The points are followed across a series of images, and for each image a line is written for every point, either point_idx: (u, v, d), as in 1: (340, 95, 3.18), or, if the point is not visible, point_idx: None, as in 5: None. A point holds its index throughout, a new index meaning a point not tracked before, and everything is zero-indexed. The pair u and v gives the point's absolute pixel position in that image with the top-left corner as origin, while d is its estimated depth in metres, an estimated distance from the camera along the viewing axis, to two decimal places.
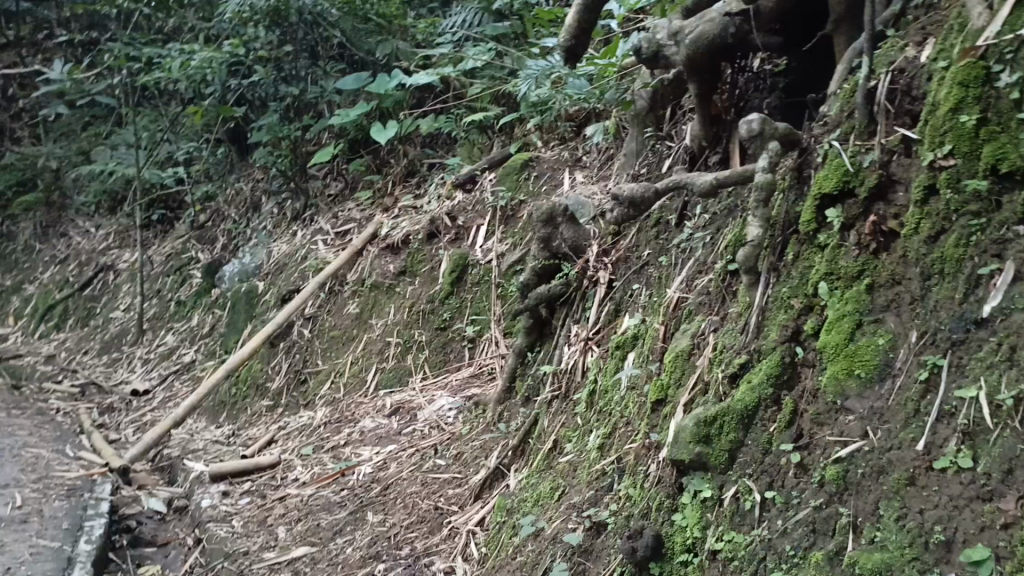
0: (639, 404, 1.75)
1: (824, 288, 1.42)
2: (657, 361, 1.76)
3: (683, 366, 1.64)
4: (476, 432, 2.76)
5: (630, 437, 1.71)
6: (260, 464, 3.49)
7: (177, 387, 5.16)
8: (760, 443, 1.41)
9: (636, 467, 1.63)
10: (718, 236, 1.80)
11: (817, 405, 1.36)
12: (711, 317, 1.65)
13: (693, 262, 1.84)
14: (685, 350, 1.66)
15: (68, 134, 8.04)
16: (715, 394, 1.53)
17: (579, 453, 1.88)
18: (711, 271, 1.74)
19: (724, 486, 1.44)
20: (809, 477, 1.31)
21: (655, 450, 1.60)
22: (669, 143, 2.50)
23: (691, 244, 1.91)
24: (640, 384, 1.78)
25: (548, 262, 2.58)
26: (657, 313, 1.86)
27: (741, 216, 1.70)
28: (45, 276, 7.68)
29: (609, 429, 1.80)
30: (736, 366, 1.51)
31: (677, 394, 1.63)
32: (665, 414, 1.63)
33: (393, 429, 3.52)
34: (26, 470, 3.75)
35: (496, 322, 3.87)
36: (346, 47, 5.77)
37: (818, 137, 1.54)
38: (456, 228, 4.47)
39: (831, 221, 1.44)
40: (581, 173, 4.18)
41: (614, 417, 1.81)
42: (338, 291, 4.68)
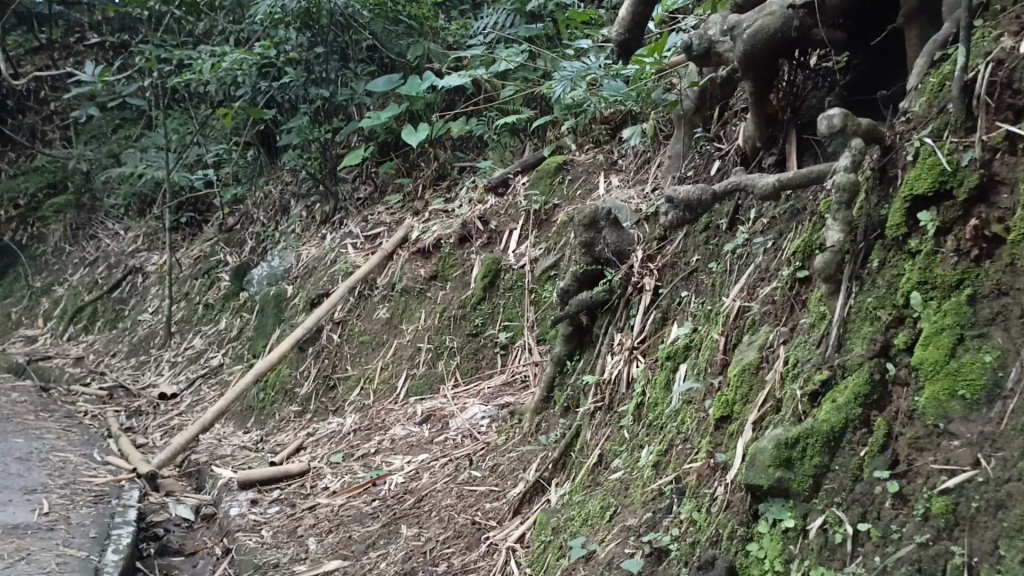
0: (699, 419, 1.65)
1: (917, 297, 1.30)
2: (718, 374, 1.66)
3: (750, 381, 1.54)
4: (514, 444, 2.67)
5: (689, 457, 1.61)
6: (288, 472, 3.44)
7: (204, 390, 5.13)
8: (850, 468, 1.28)
9: (699, 489, 1.53)
10: (781, 241, 1.70)
11: (914, 428, 1.23)
12: (779, 327, 1.55)
13: (754, 268, 1.74)
14: (753, 363, 1.56)
15: (98, 137, 8.09)
16: (792, 413, 1.41)
17: (630, 470, 1.79)
18: (776, 279, 1.64)
19: (808, 515, 1.30)
20: (910, 509, 1.18)
21: (721, 472, 1.50)
22: (718, 144, 2.41)
23: (750, 250, 1.81)
24: (698, 400, 1.68)
25: (592, 267, 2.48)
26: (715, 323, 1.76)
27: (810, 219, 1.62)
28: (74, 278, 7.72)
29: (664, 446, 1.71)
30: (816, 383, 1.38)
31: (745, 411, 1.53)
32: (732, 432, 1.53)
33: (424, 437, 3.44)
34: (53, 474, 3.70)
35: (529, 329, 3.82)
36: (377, 50, 5.73)
37: (903, 134, 1.44)
38: (488, 232, 4.41)
39: (923, 225, 1.33)
40: (616, 176, 4.10)
41: (670, 434, 1.72)
42: (368, 295, 4.62)
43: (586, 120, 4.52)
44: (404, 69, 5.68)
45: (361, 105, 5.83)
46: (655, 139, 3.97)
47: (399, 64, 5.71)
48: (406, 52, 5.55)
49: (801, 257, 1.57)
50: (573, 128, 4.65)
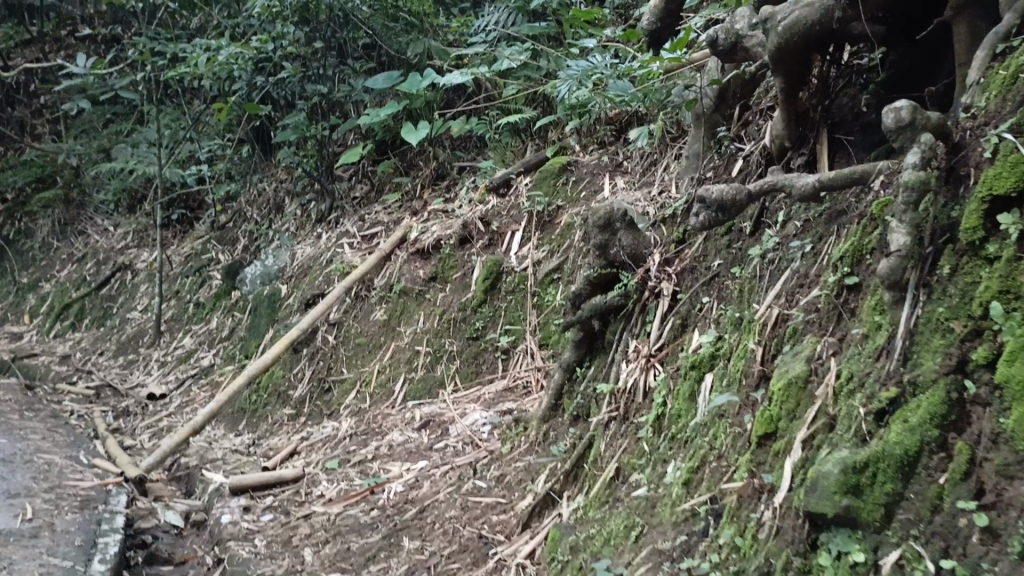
0: (735, 435, 1.55)
1: (997, 308, 1.17)
2: (756, 386, 1.56)
3: (798, 396, 1.43)
4: (519, 453, 2.58)
5: (726, 476, 1.50)
6: (282, 477, 3.33)
7: (194, 391, 5.00)
8: (927, 498, 1.15)
9: (738, 511, 1.41)
10: (822, 246, 1.60)
11: (1002, 453, 1.09)
12: (828, 338, 1.45)
13: (792, 273, 1.64)
14: (800, 376, 1.45)
15: (88, 131, 7.95)
16: (854, 435, 1.28)
17: (657, 488, 1.68)
18: (820, 285, 1.54)
19: (880, 548, 1.16)
20: (1003, 546, 1.03)
21: (767, 494, 1.38)
22: (740, 144, 2.31)
23: (786, 254, 1.71)
24: (734, 414, 1.58)
25: (606, 272, 2.38)
26: (751, 331, 1.66)
27: (862, 220, 1.51)
28: (62, 274, 7.57)
29: (696, 463, 1.60)
30: (882, 402, 1.26)
31: (792, 428, 1.41)
32: (776, 451, 1.42)
33: (423, 445, 3.33)
34: (37, 477, 3.56)
35: (532, 333, 3.73)
36: (376, 47, 5.63)
37: (974, 130, 1.34)
38: (490, 233, 4.30)
39: (1003, 228, 1.21)
40: (622, 178, 4.03)
41: (701, 450, 1.61)
42: (365, 296, 4.50)
43: (591, 120, 4.45)
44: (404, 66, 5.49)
45: (359, 102, 5.72)
46: (662, 141, 3.92)
47: (399, 61, 5.53)
48: (407, 49, 5.41)
49: (849, 263, 1.48)
50: (577, 129, 4.57)
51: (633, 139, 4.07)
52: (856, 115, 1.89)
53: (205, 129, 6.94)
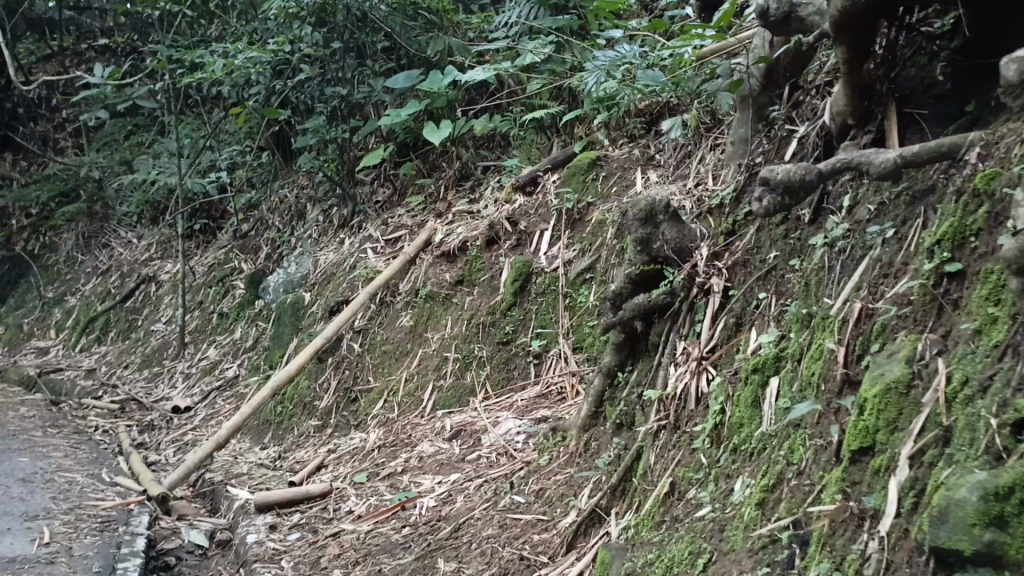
0: (818, 448, 1.37)
1: None
2: (841, 392, 1.38)
3: (899, 404, 1.24)
4: (557, 466, 2.41)
5: (812, 497, 1.33)
6: (310, 493, 3.20)
7: (219, 404, 4.89)
8: None
9: (831, 540, 1.23)
10: (910, 232, 1.43)
11: None
12: (930, 336, 1.27)
13: (875, 262, 1.47)
14: (901, 381, 1.26)
15: (109, 143, 7.91)
16: (984, 452, 1.08)
17: (726, 509, 1.51)
18: (912, 275, 1.37)
19: None
20: None
21: (870, 521, 1.20)
22: (792, 126, 2.14)
23: (864, 241, 1.54)
24: (816, 425, 1.40)
25: (649, 268, 2.19)
26: (828, 330, 1.48)
27: (963, 200, 1.33)
28: (86, 287, 7.52)
29: (771, 481, 1.42)
30: (1019, 411, 1.06)
31: (893, 442, 1.23)
32: (874, 469, 1.24)
33: (455, 456, 3.18)
34: (57, 498, 3.45)
35: (565, 336, 3.57)
36: (395, 47, 5.49)
37: None
38: (517, 233, 4.14)
39: None
40: (655, 172, 3.89)
41: (776, 466, 1.43)
42: (390, 301, 4.36)
43: (620, 113, 4.29)
44: (424, 65, 5.38)
45: (379, 104, 5.59)
46: (697, 132, 3.82)
47: (419, 60, 5.40)
48: (427, 47, 5.26)
49: (949, 247, 1.31)
50: (605, 122, 4.40)
51: (666, 131, 3.94)
52: (928, 85, 1.72)
53: (224, 136, 6.86)
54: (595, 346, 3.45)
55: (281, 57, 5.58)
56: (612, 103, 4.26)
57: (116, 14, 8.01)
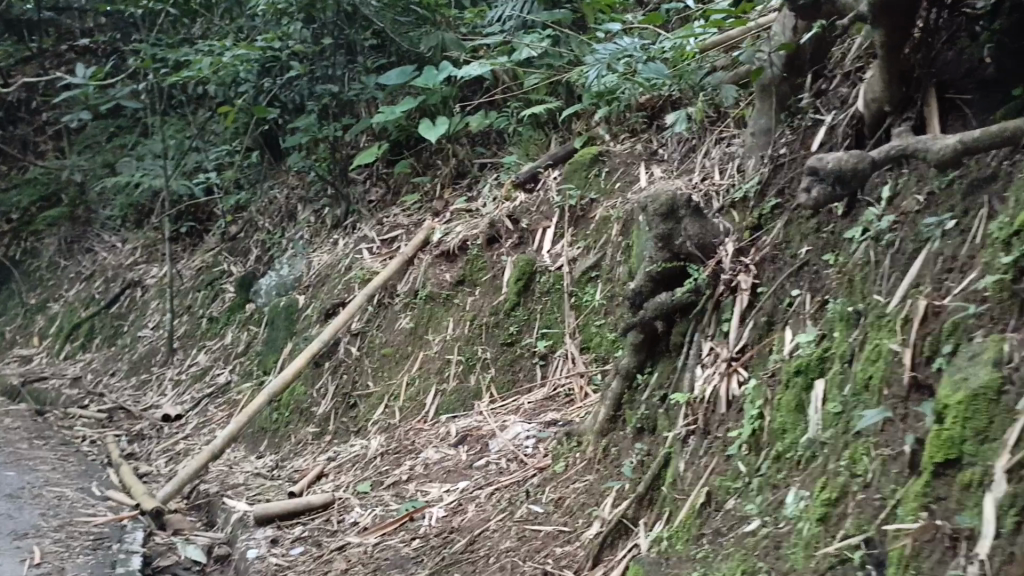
0: (886, 460, 1.29)
1: None
2: (910, 396, 1.30)
3: (991, 414, 1.14)
4: (574, 474, 2.33)
5: (886, 512, 1.24)
6: (311, 504, 3.10)
7: (211, 411, 4.76)
8: None
9: (917, 563, 1.14)
10: (977, 227, 1.38)
11: None
12: (1016, 335, 1.19)
13: (938, 257, 1.41)
14: (990, 388, 1.16)
15: (91, 145, 7.74)
16: None
17: (780, 525, 1.42)
18: (987, 270, 1.30)
19: None
20: None
21: (965, 543, 1.10)
22: (817, 115, 2.05)
23: (921, 235, 1.48)
24: (886, 435, 1.31)
25: (670, 266, 2.09)
26: (890, 331, 1.40)
27: None
28: (70, 293, 7.34)
29: (835, 495, 1.34)
30: None
31: (984, 454, 1.13)
32: (964, 485, 1.14)
33: (462, 463, 3.08)
34: (47, 514, 3.32)
35: (571, 336, 3.49)
36: (387, 43, 5.38)
37: None
38: (519, 232, 4.04)
39: None
40: (660, 167, 3.82)
41: (839, 478, 1.35)
42: (388, 303, 4.25)
43: (620, 108, 4.21)
44: (417, 62, 5.27)
45: (371, 102, 5.48)
46: (701, 126, 3.76)
47: (411, 56, 5.29)
48: (420, 43, 5.16)
49: None
50: (606, 117, 4.31)
51: (669, 125, 3.87)
52: (971, 68, 1.65)
53: (211, 137, 6.72)
54: (604, 347, 3.36)
55: (270, 54, 5.45)
56: (613, 97, 4.19)
57: (97, 15, 7.86)
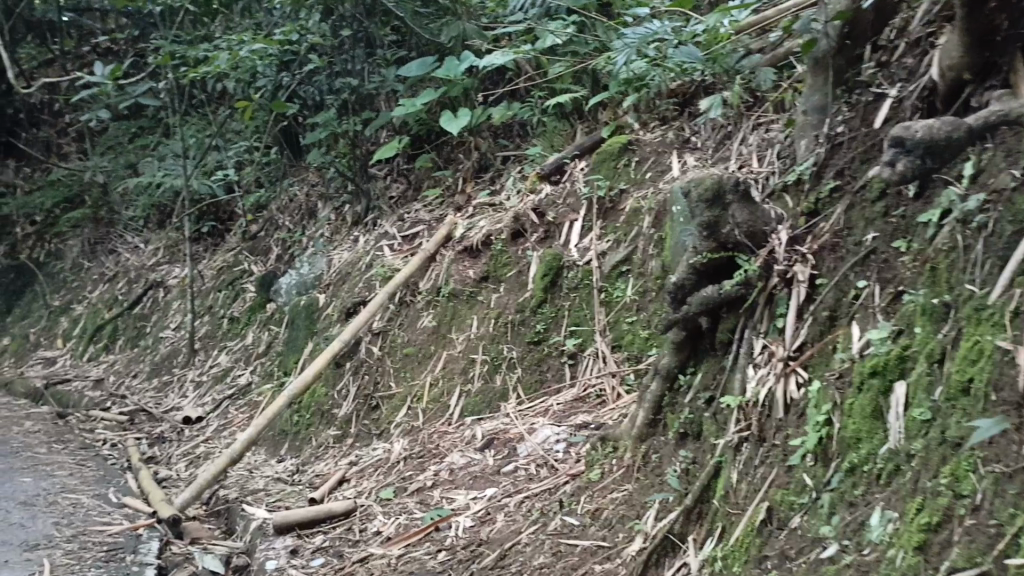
0: (998, 478, 1.11)
1: None
2: None
3: None
4: (611, 483, 2.16)
5: (1004, 540, 1.06)
6: (332, 511, 2.97)
7: (232, 413, 4.64)
8: None
9: None
10: None
11: None
12: None
13: None
14: None
15: (113, 146, 7.68)
16: None
17: (866, 551, 1.25)
18: None
19: None
20: None
21: None
22: (878, 90, 1.91)
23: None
24: (996, 449, 1.13)
25: (717, 257, 1.90)
26: (996, 327, 1.23)
27: None
28: (93, 294, 7.28)
29: (934, 517, 1.16)
30: None
31: None
32: None
33: (490, 468, 2.93)
34: (60, 524, 3.21)
35: (602, 334, 3.33)
36: (408, 35, 5.22)
37: None
38: (545, 225, 3.87)
39: None
40: (693, 155, 3.63)
41: (940, 499, 1.17)
42: (410, 301, 4.10)
43: (650, 94, 4.03)
44: (438, 52, 5.12)
45: (391, 96, 5.32)
46: (737, 111, 3.58)
47: (432, 47, 5.14)
48: (440, 33, 5.01)
49: None
50: (635, 104, 4.14)
51: (703, 110, 3.69)
52: None
53: (231, 135, 6.61)
54: (637, 346, 3.20)
55: (289, 48, 5.31)
56: (642, 83, 4.01)
57: (117, 14, 7.79)
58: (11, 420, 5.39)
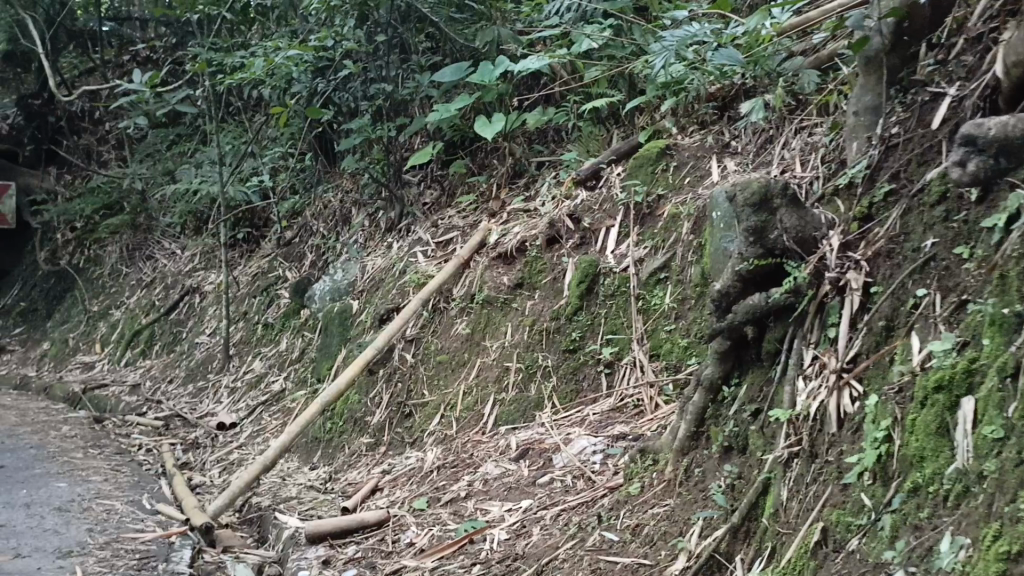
0: None
1: None
2: None
3: None
4: (652, 498, 2.09)
5: None
6: (364, 521, 2.93)
7: (266, 420, 4.63)
8: None
9: None
10: None
11: None
12: None
13: None
14: None
15: (152, 154, 7.78)
16: None
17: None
18: None
19: None
20: None
21: None
22: (933, 89, 1.82)
23: None
24: None
25: (765, 263, 1.82)
26: None
27: None
28: (131, 300, 7.35)
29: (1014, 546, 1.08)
30: None
31: None
32: None
33: (524, 479, 2.87)
34: (94, 531, 3.20)
35: (639, 343, 3.26)
36: (442, 41, 5.21)
37: None
38: (581, 231, 3.80)
39: None
40: (733, 160, 3.56)
41: (1019, 526, 1.09)
42: (444, 308, 4.06)
43: (689, 98, 3.96)
44: (472, 57, 5.08)
45: (425, 102, 5.30)
46: (780, 115, 3.51)
47: (466, 53, 5.11)
48: (475, 38, 4.98)
49: None
50: (673, 109, 4.06)
51: (744, 114, 3.62)
52: None
53: (266, 142, 6.65)
54: (675, 355, 3.14)
55: (324, 54, 5.31)
56: (680, 87, 3.94)
57: (157, 23, 7.90)
58: (49, 425, 5.44)
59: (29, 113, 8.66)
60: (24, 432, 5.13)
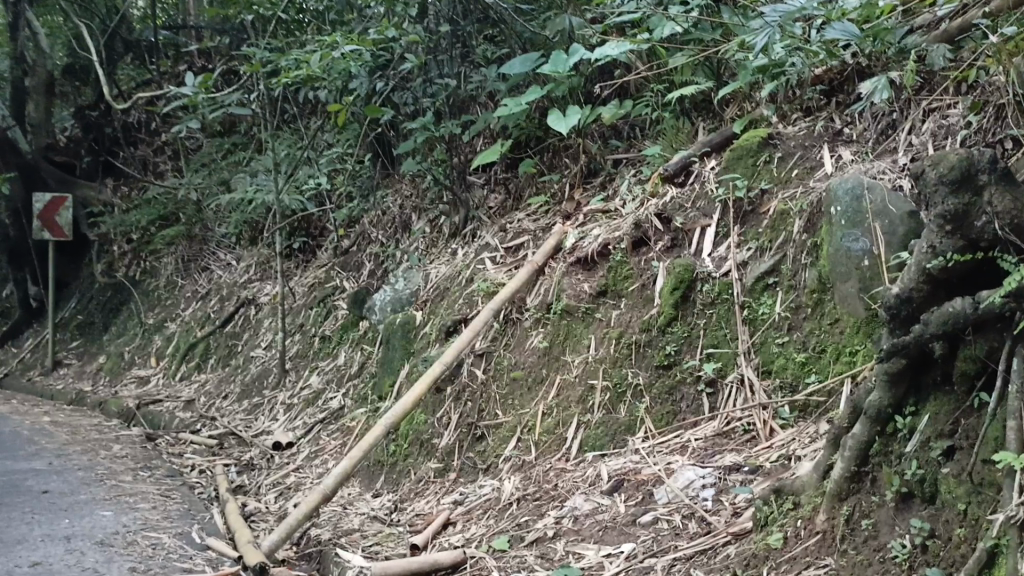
0: None
1: None
2: None
3: None
4: (804, 556, 1.78)
5: None
6: (438, 563, 2.62)
7: (324, 440, 4.32)
8: None
9: None
10: None
11: None
12: None
13: None
14: None
15: (208, 164, 7.59)
16: None
17: None
18: None
19: None
20: None
21: None
22: None
23: None
24: None
25: (968, 259, 1.66)
26: None
27: None
28: (186, 312, 7.15)
29: None
30: None
31: None
32: None
33: (622, 518, 2.49)
34: (138, 570, 2.91)
35: (747, 359, 2.88)
36: (507, 31, 4.86)
37: None
38: (671, 232, 3.40)
39: None
40: (848, 148, 3.13)
41: None
42: (518, 319, 3.69)
43: (789, 83, 3.53)
44: (542, 49, 4.74)
45: (492, 97, 4.96)
46: (906, 95, 3.10)
47: (537, 44, 4.77)
48: (545, 28, 4.63)
49: None
50: (771, 95, 3.65)
51: (860, 98, 3.19)
52: None
53: (323, 147, 6.38)
54: (790, 373, 2.75)
55: (384, 48, 4.99)
56: (780, 70, 3.51)
57: (212, 29, 7.74)
58: (100, 443, 5.22)
59: (86, 125, 8.64)
60: (74, 452, 4.91)
